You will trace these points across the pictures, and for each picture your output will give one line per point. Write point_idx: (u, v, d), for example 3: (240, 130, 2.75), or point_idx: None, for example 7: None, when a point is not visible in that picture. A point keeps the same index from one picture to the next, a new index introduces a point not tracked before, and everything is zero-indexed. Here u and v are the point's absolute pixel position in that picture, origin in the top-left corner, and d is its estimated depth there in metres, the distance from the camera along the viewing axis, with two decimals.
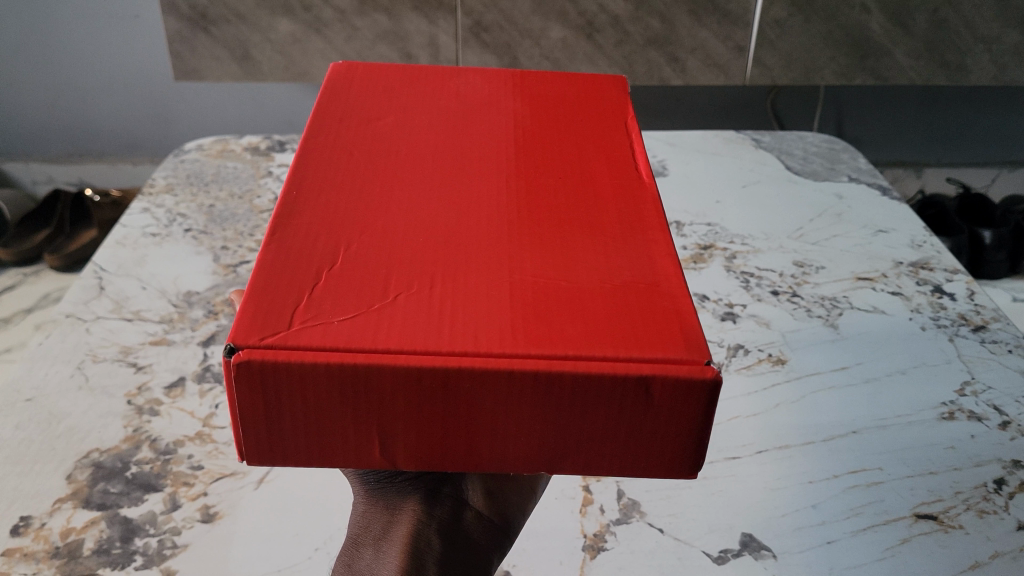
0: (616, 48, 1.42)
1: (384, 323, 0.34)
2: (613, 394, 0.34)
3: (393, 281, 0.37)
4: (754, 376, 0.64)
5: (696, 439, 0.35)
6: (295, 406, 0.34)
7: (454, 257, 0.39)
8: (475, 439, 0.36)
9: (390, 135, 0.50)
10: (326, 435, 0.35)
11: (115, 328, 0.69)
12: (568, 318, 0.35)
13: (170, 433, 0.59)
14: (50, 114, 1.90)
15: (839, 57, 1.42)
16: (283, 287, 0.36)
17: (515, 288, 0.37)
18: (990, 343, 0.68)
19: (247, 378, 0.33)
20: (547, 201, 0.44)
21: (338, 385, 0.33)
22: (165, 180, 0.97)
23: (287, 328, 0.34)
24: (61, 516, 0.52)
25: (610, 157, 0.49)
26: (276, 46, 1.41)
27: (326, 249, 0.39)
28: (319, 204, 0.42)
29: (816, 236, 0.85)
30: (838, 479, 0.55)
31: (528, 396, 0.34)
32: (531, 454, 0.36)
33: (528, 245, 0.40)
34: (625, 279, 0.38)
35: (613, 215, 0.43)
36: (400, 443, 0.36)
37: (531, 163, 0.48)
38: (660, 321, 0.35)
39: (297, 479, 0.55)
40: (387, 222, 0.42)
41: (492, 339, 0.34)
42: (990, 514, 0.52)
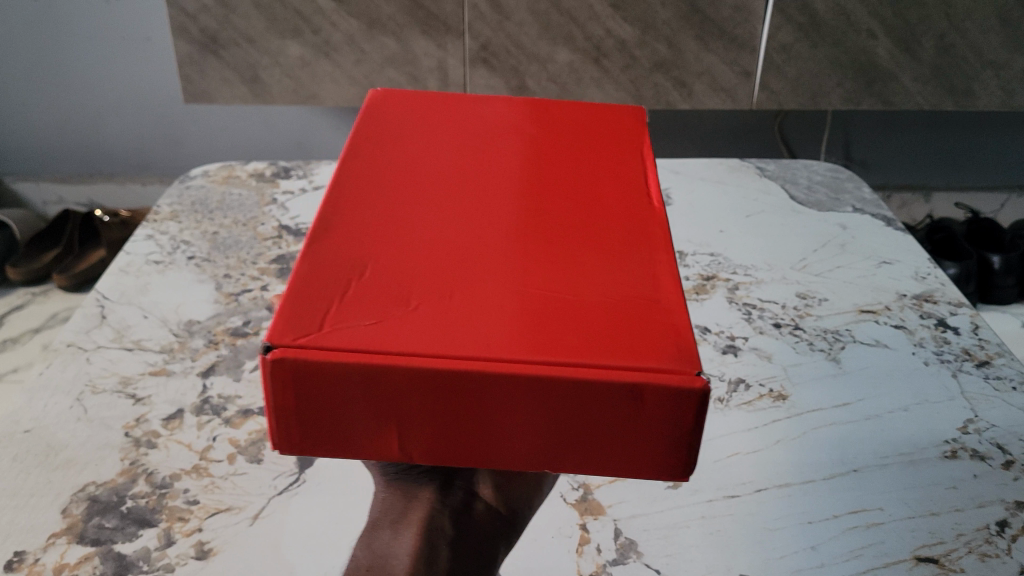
0: (624, 73, 1.43)
1: (401, 330, 0.38)
2: (607, 399, 0.37)
3: (415, 292, 0.41)
4: (756, 411, 0.63)
5: (682, 442, 0.39)
6: (325, 400, 0.38)
7: (470, 271, 0.43)
8: (482, 437, 0.39)
9: (417, 153, 0.54)
10: (351, 429, 0.39)
11: (115, 358, 0.70)
12: (572, 329, 0.39)
13: (166, 466, 0.58)
14: (61, 135, 1.92)
15: (847, 82, 1.44)
16: (315, 293, 0.40)
17: (526, 302, 0.41)
18: (994, 380, 0.67)
19: (282, 376, 0.37)
20: (561, 219, 0.48)
21: (362, 385, 0.37)
22: (171, 207, 0.98)
23: (318, 331, 0.38)
24: (55, 551, 0.52)
25: (617, 178, 0.52)
26: (285, 69, 1.43)
27: (356, 261, 0.43)
28: (350, 219, 0.46)
29: (820, 267, 0.85)
30: (837, 519, 0.54)
31: (530, 399, 0.37)
32: (533, 450, 0.40)
33: (539, 259, 0.44)
34: (627, 294, 0.42)
35: (615, 235, 0.46)
36: (415, 438, 0.39)
37: (543, 183, 0.51)
38: (654, 336, 0.39)
39: (294, 513, 0.55)
40: (412, 236, 0.45)
41: (498, 346, 0.38)
42: (991, 558, 0.51)
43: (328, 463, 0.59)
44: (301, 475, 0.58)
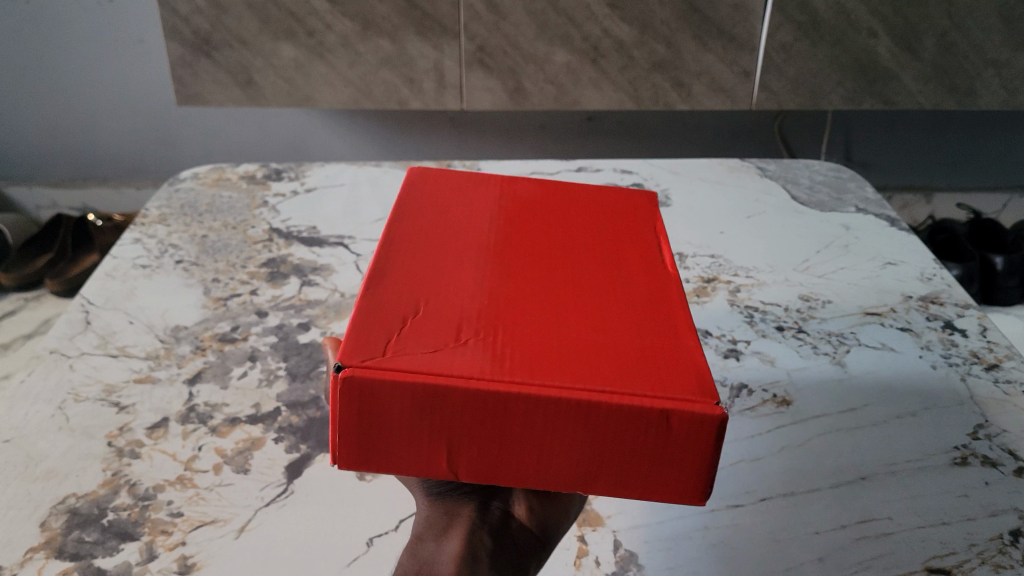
0: (621, 73, 1.43)
1: (454, 356, 0.40)
2: (644, 425, 0.39)
3: (468, 325, 0.43)
4: (758, 418, 0.62)
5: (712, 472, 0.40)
6: (379, 418, 0.40)
7: (517, 309, 0.45)
8: (525, 462, 0.40)
9: (461, 204, 0.57)
10: (403, 447, 0.40)
11: (99, 365, 0.68)
12: (612, 364, 0.41)
13: (150, 477, 0.56)
14: (53, 138, 1.91)
15: (847, 81, 1.42)
16: (374, 323, 0.42)
17: (569, 338, 0.43)
18: (1004, 384, 0.65)
19: (346, 390, 0.39)
20: (596, 270, 0.50)
21: (418, 403, 0.39)
22: (159, 210, 0.96)
23: (378, 355, 0.40)
24: (31, 567, 0.50)
25: (642, 241, 0.55)
26: (279, 71, 1.42)
27: (412, 296, 0.45)
28: (405, 260, 0.49)
29: (823, 268, 0.83)
30: (846, 530, 0.52)
31: (573, 423, 0.39)
32: (572, 477, 0.41)
33: (580, 304, 0.46)
34: (661, 336, 0.44)
35: (645, 288, 0.49)
36: (462, 459, 0.40)
37: (575, 240, 0.54)
38: (687, 371, 0.41)
39: (282, 526, 0.53)
40: (462, 277, 0.48)
41: (546, 373, 0.40)
42: (1006, 569, 0.49)
43: (318, 474, 0.57)
44: (290, 485, 0.56)
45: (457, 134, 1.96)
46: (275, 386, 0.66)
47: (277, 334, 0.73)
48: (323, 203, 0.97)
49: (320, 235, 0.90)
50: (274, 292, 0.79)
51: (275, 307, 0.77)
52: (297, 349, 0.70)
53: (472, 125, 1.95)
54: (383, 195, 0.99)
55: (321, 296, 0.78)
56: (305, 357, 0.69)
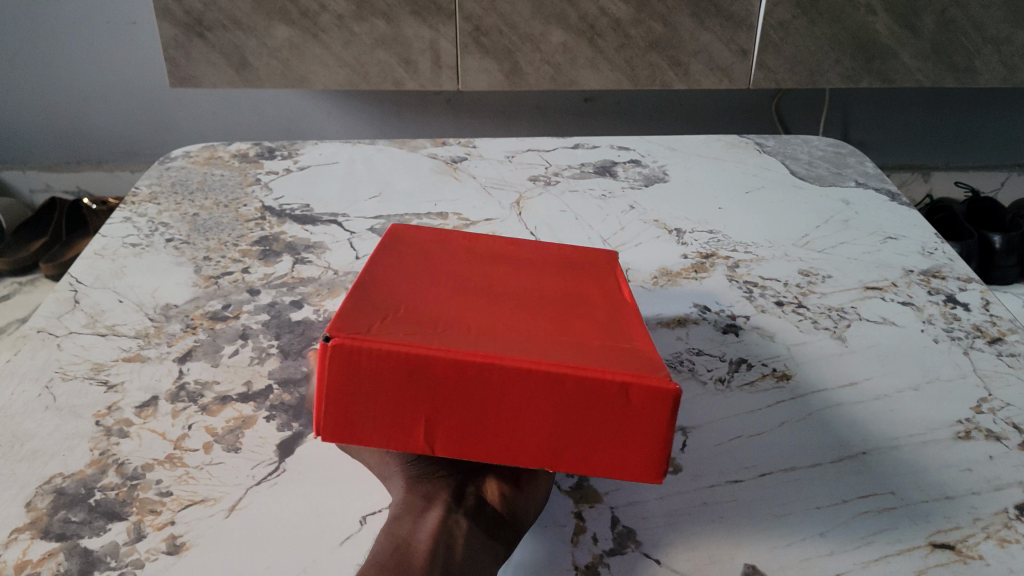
0: (618, 52, 1.53)
1: (433, 337, 0.44)
2: (602, 395, 0.43)
3: (445, 321, 0.47)
4: (757, 393, 0.61)
5: (663, 442, 0.44)
6: (364, 383, 0.43)
7: (490, 314, 0.49)
8: (493, 432, 0.44)
9: (445, 238, 0.62)
10: (383, 415, 0.44)
11: (88, 343, 0.66)
12: (573, 351, 0.45)
13: (138, 456, 0.55)
14: (46, 120, 1.94)
15: (845, 60, 1.54)
16: (362, 312, 0.47)
17: (535, 335, 0.47)
18: (1007, 357, 0.64)
19: (334, 356, 0.43)
20: (564, 292, 0.55)
21: (398, 369, 0.43)
22: (150, 187, 0.94)
23: (365, 330, 0.44)
24: (17, 548, 0.49)
25: (605, 274, 0.60)
26: (272, 52, 1.51)
27: (396, 297, 0.50)
28: (391, 272, 0.53)
29: (823, 243, 0.82)
30: (848, 505, 0.51)
31: (539, 394, 0.43)
32: (537, 450, 0.44)
33: (547, 314, 0.51)
34: (617, 339, 0.48)
35: (606, 306, 0.53)
36: (436, 430, 0.44)
37: (544, 270, 0.59)
38: (640, 359, 0.45)
39: (272, 506, 0.52)
40: (442, 289, 0.52)
41: (514, 351, 0.44)
42: (1012, 544, 0.48)
43: (310, 453, 0.56)
44: (281, 464, 0.55)
45: (453, 114, 1.95)
46: (267, 363, 0.65)
47: (270, 312, 0.71)
48: (316, 180, 0.96)
49: (313, 212, 0.89)
50: (267, 270, 0.78)
51: (267, 285, 0.75)
52: (290, 327, 0.69)
53: (469, 107, 1.94)
54: (377, 172, 0.98)
55: (315, 273, 0.77)
56: (298, 335, 0.68)
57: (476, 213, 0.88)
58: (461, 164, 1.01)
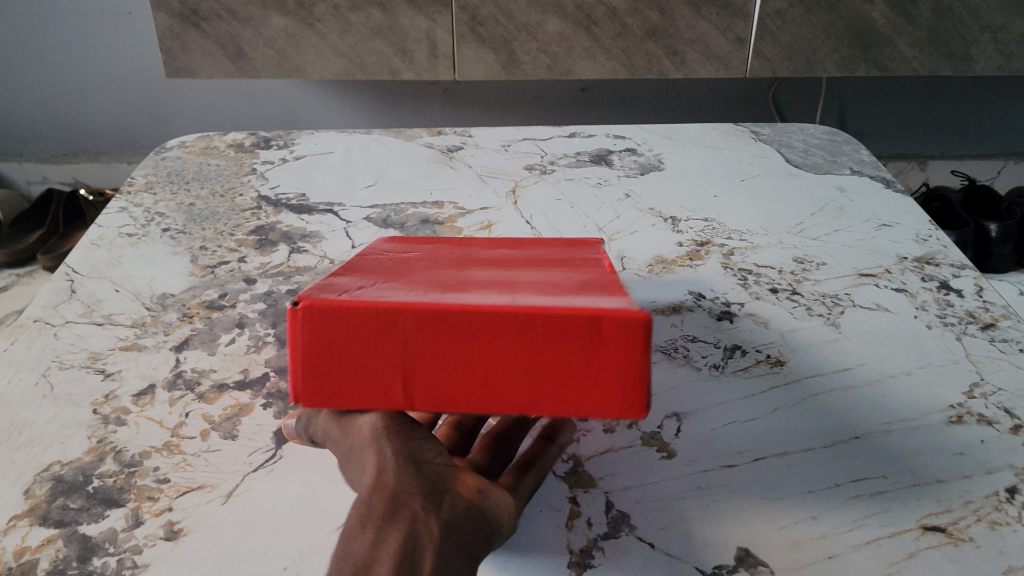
0: (615, 41, 1.54)
1: (403, 296, 0.45)
2: (573, 329, 0.42)
3: (419, 286, 0.47)
4: (751, 379, 0.61)
5: (641, 376, 0.42)
6: (336, 344, 0.43)
7: (466, 280, 0.49)
8: (469, 379, 0.43)
9: (434, 246, 0.62)
10: (359, 373, 0.44)
11: (84, 333, 0.67)
12: (545, 298, 0.45)
13: (136, 443, 0.55)
14: (42, 111, 1.94)
15: (842, 48, 1.54)
16: (337, 286, 0.47)
17: (509, 289, 0.47)
18: (1000, 343, 0.65)
19: (304, 318, 0.43)
20: (546, 267, 0.55)
21: (368, 326, 0.43)
22: (146, 177, 0.94)
23: (336, 295, 0.44)
24: (16, 534, 0.49)
25: (591, 255, 0.59)
26: (267, 41, 1.53)
27: (373, 277, 0.50)
28: (373, 265, 0.54)
29: (818, 230, 0.82)
30: (840, 489, 0.51)
31: (509, 334, 0.42)
32: (516, 397, 0.43)
33: (524, 278, 0.51)
34: (593, 289, 0.48)
35: (587, 271, 0.53)
36: (413, 382, 0.43)
37: (530, 256, 0.59)
38: (612, 302, 0.44)
39: (269, 492, 0.52)
40: (421, 271, 0.52)
41: (483, 299, 0.44)
42: (1002, 526, 0.49)
43: None
44: (278, 451, 0.55)
45: (449, 104, 1.95)
46: (264, 351, 0.65)
47: (266, 301, 0.72)
48: (312, 170, 0.96)
49: (309, 202, 0.89)
50: (263, 259, 0.78)
51: (264, 275, 0.76)
52: (286, 316, 0.70)
53: (466, 98, 1.94)
54: (374, 161, 0.98)
55: (311, 262, 0.77)
56: None
57: (473, 202, 0.88)
58: (457, 153, 1.01)
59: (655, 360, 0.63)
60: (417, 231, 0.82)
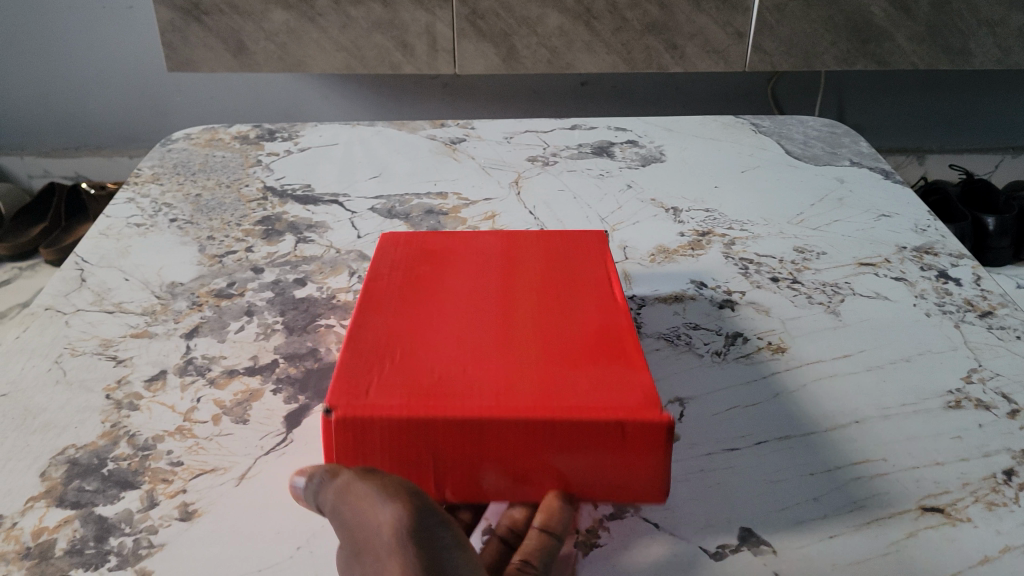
0: (615, 34, 1.55)
1: (426, 393, 0.48)
2: (599, 433, 0.46)
3: (439, 365, 0.50)
4: (752, 365, 0.62)
5: (660, 468, 0.47)
6: (373, 448, 0.47)
7: (481, 348, 0.52)
8: (502, 471, 0.48)
9: (430, 258, 0.63)
10: (397, 469, 0.48)
11: (95, 320, 0.68)
12: (564, 385, 0.48)
13: (149, 428, 0.56)
14: (44, 104, 1.95)
15: (840, 42, 1.55)
16: (358, 371, 0.50)
17: (528, 367, 0.50)
18: (998, 330, 0.66)
19: (341, 428, 0.46)
20: (551, 304, 0.57)
21: (404, 435, 0.47)
22: (152, 169, 0.95)
23: (362, 398, 0.47)
24: (33, 515, 0.50)
25: (590, 267, 0.62)
26: (269, 35, 1.54)
27: (388, 344, 0.52)
28: (381, 313, 0.56)
29: (817, 221, 0.83)
30: (841, 471, 0.52)
31: (539, 438, 0.47)
32: (545, 482, 0.48)
33: (534, 337, 0.53)
34: (604, 358, 0.51)
35: (593, 315, 0.56)
36: (449, 475, 0.48)
37: (530, 275, 0.61)
38: (629, 388, 0.48)
39: (280, 475, 0.53)
40: (431, 324, 0.55)
41: (509, 400, 0.47)
42: (1000, 507, 0.50)
43: (317, 423, 0.57)
44: (288, 435, 0.56)
45: (450, 98, 1.95)
46: (273, 338, 0.66)
47: (274, 289, 0.73)
48: (317, 161, 0.97)
49: (314, 192, 0.90)
50: (270, 249, 0.79)
51: (271, 264, 0.76)
52: (294, 304, 0.71)
53: (466, 91, 1.94)
54: (378, 153, 0.99)
55: (317, 252, 0.78)
56: (302, 311, 0.70)
57: (476, 193, 0.89)
58: (460, 145, 1.02)
59: (658, 347, 0.64)
60: (422, 222, 0.83)
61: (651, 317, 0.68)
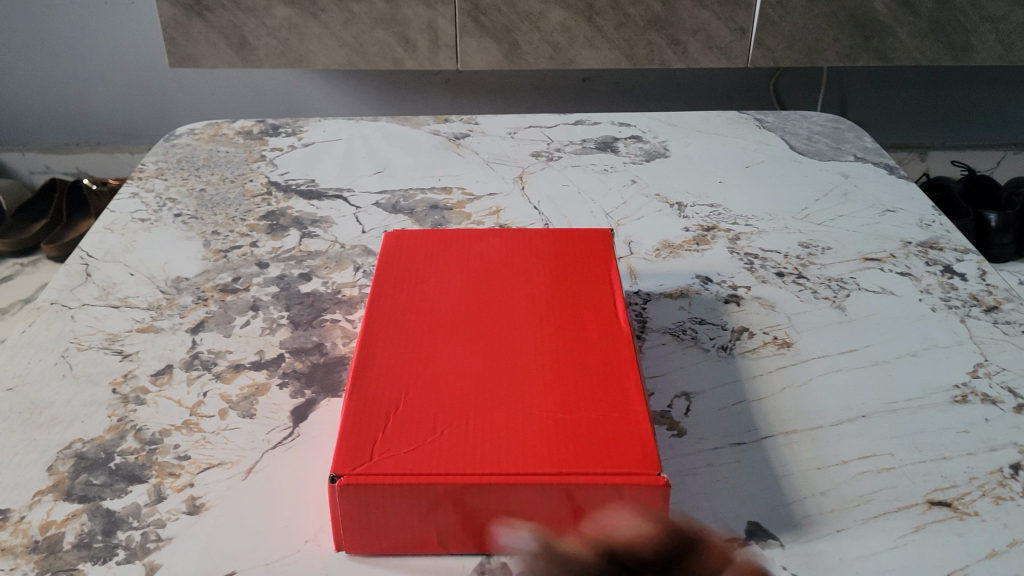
0: (617, 31, 1.55)
1: (432, 453, 0.46)
2: (600, 499, 0.45)
3: (440, 420, 0.48)
4: (758, 359, 0.62)
5: (662, 530, 0.46)
6: (375, 515, 0.45)
7: (483, 397, 0.50)
8: (503, 532, 0.46)
9: (430, 283, 0.61)
10: (399, 533, 0.46)
11: (101, 315, 0.68)
12: (564, 444, 0.47)
13: (156, 422, 0.56)
14: (46, 100, 1.95)
15: (843, 38, 1.54)
16: (361, 427, 0.48)
17: (529, 422, 0.48)
18: (1003, 325, 0.66)
19: (342, 497, 0.45)
20: (553, 341, 0.55)
21: (405, 503, 0.45)
22: (156, 164, 0.95)
23: (368, 460, 0.46)
24: (41, 509, 0.50)
25: (594, 294, 0.60)
26: (271, 31, 1.54)
27: (389, 395, 0.50)
28: (381, 355, 0.54)
29: (822, 216, 0.83)
30: (847, 465, 0.52)
31: (541, 503, 0.45)
32: (548, 542, 0.47)
33: (537, 383, 0.52)
34: (606, 410, 0.49)
35: (595, 356, 0.54)
36: (451, 537, 0.47)
37: (533, 303, 0.59)
38: (630, 447, 0.46)
39: (287, 469, 0.53)
40: (432, 368, 0.53)
41: (510, 463, 0.45)
42: (1006, 501, 0.50)
43: (323, 417, 0.57)
44: (295, 429, 0.56)
45: (452, 94, 1.95)
46: (279, 333, 0.66)
47: (279, 284, 0.73)
48: (320, 156, 0.97)
49: (319, 187, 0.90)
50: (274, 244, 0.79)
51: (276, 258, 0.76)
52: (299, 299, 0.71)
53: (468, 87, 1.94)
54: (381, 148, 0.99)
55: (322, 247, 0.78)
56: (307, 306, 0.70)
57: (480, 188, 0.89)
58: (464, 140, 1.02)
59: (664, 342, 0.64)
60: (426, 217, 0.83)
61: (656, 312, 0.68)
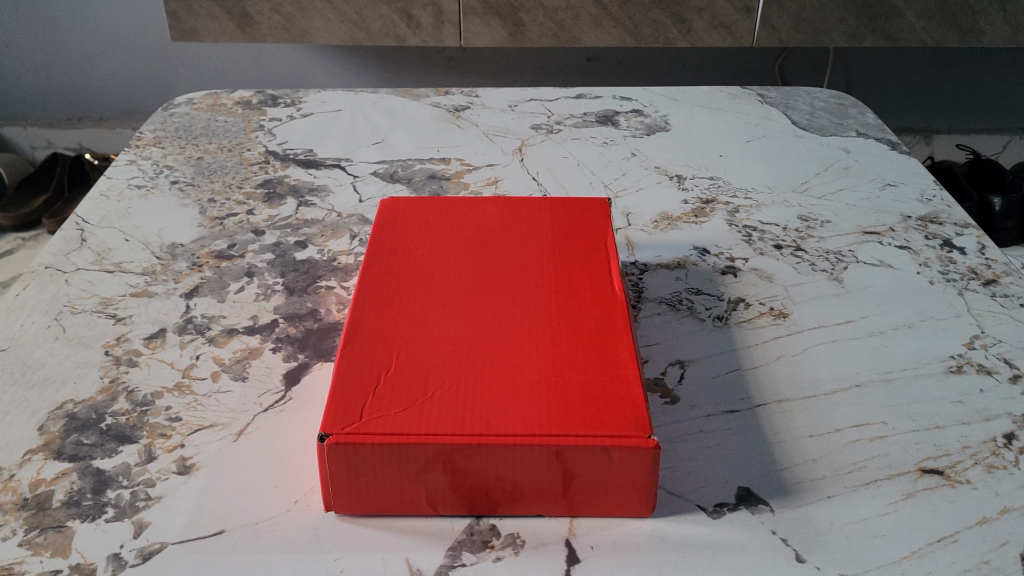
0: (621, 9, 1.54)
1: (423, 414, 0.46)
2: (587, 460, 0.45)
3: (432, 381, 0.48)
4: (754, 329, 0.62)
5: (649, 492, 0.46)
6: (363, 473, 0.45)
7: (476, 361, 0.50)
8: (492, 492, 0.46)
9: (425, 249, 0.61)
10: (387, 493, 0.46)
11: (95, 279, 0.67)
12: (554, 405, 0.47)
13: (147, 384, 0.56)
14: (46, 74, 1.94)
15: (849, 18, 1.53)
16: (352, 388, 0.48)
17: (521, 384, 0.48)
18: (1001, 298, 0.65)
19: (332, 455, 0.45)
20: (547, 308, 0.55)
21: (394, 461, 0.45)
22: (154, 132, 0.95)
23: (357, 420, 0.45)
24: (31, 467, 0.50)
25: (590, 262, 0.60)
26: (273, 5, 1.53)
27: (382, 358, 0.50)
28: (376, 318, 0.53)
29: (822, 190, 0.82)
30: (840, 433, 0.52)
31: (528, 462, 0.45)
32: (535, 503, 0.47)
33: (531, 348, 0.51)
34: (597, 374, 0.49)
35: (589, 321, 0.54)
36: (440, 496, 0.46)
37: (529, 270, 0.59)
38: (620, 408, 0.46)
39: (277, 432, 0.53)
40: (425, 332, 0.52)
41: (500, 424, 0.45)
42: (999, 469, 0.50)
43: (315, 380, 0.57)
44: (287, 393, 0.56)
45: (455, 72, 1.94)
46: (272, 299, 0.66)
47: (274, 251, 0.72)
48: (319, 127, 0.97)
49: (317, 158, 0.89)
50: (270, 212, 0.79)
51: (272, 226, 0.76)
52: (295, 266, 0.70)
53: (471, 65, 1.93)
54: (380, 119, 0.99)
55: (318, 215, 0.78)
56: (302, 273, 0.69)
57: (479, 159, 0.89)
58: (464, 113, 1.01)
59: (660, 311, 0.64)
60: (424, 187, 0.83)
61: (652, 282, 0.68)
